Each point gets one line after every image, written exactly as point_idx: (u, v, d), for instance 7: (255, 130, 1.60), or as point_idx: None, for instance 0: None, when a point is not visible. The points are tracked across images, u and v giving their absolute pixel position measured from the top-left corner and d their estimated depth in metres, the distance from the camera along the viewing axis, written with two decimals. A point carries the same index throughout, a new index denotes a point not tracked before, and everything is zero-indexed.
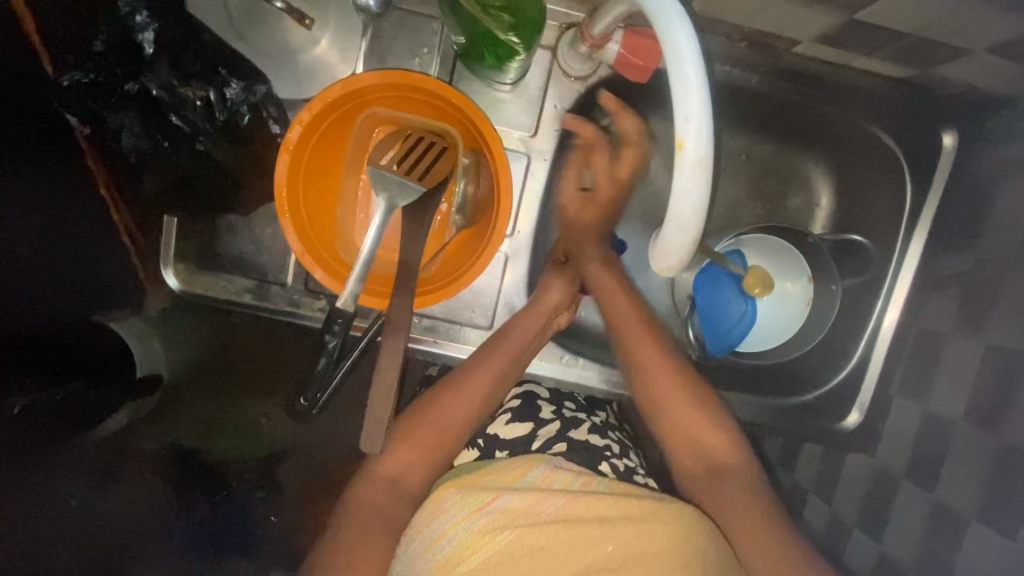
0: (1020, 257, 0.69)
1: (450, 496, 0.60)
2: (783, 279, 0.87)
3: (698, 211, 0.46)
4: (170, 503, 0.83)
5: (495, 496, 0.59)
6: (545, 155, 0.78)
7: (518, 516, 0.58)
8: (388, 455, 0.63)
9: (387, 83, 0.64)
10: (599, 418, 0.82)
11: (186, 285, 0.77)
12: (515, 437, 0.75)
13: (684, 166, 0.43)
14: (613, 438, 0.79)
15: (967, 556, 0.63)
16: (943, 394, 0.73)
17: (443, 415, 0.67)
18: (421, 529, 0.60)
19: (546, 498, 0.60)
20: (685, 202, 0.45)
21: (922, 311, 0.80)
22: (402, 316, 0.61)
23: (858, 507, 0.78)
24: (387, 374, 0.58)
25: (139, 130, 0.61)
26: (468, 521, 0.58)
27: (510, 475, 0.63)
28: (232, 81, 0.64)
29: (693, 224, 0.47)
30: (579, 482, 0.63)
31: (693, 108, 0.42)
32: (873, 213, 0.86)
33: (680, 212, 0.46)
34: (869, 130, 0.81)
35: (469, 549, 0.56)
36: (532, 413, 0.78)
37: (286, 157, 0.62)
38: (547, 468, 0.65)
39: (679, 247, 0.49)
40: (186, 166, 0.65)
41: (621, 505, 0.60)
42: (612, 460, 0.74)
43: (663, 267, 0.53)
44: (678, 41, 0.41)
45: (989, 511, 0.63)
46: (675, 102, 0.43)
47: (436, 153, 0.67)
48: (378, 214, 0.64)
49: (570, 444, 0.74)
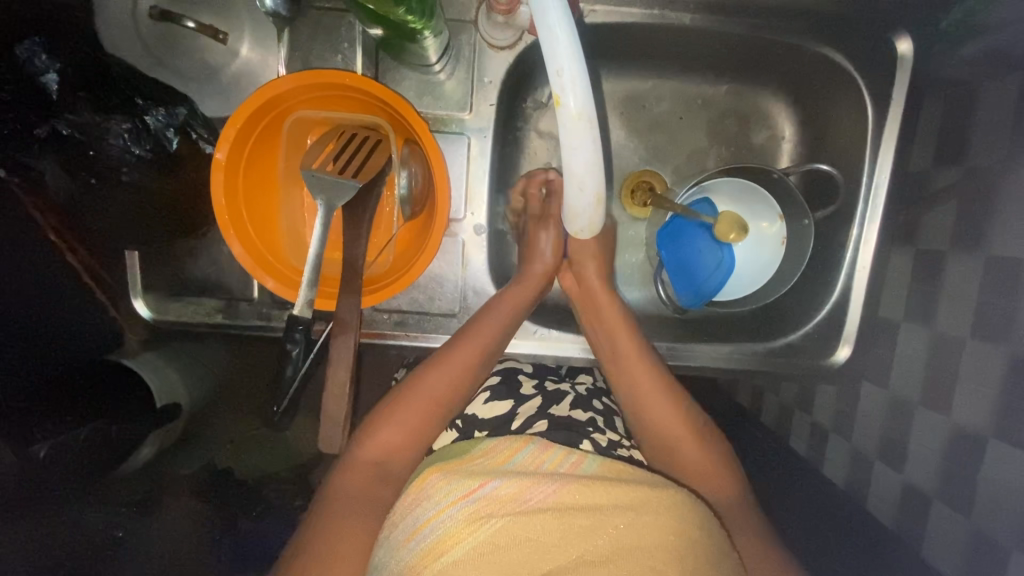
0: (1014, 152, 0.62)
1: (434, 481, 0.54)
2: (757, 220, 0.85)
3: (589, 165, 0.51)
4: (211, 522, 0.84)
5: (483, 482, 0.52)
6: (485, 131, 0.76)
7: (505, 503, 0.51)
8: (370, 440, 0.60)
9: (304, 85, 0.64)
10: (582, 388, 0.77)
11: (159, 313, 0.78)
12: (493, 417, 0.70)
13: (565, 121, 0.47)
14: (597, 409, 0.74)
15: (988, 477, 0.59)
16: (949, 312, 0.67)
17: (426, 394, 0.64)
18: (403, 516, 0.54)
19: (534, 484, 0.52)
20: (576, 156, 0.50)
21: (909, 230, 0.76)
22: (352, 314, 0.63)
23: (879, 439, 0.74)
24: (339, 373, 0.63)
25: (63, 171, 0.67)
26: (454, 508, 0.51)
27: (498, 459, 0.57)
28: (150, 107, 0.68)
29: (590, 182, 0.52)
30: (569, 463, 0.57)
31: (563, 61, 0.46)
32: (838, 139, 0.83)
33: (574, 169, 0.51)
34: (819, 51, 0.78)
35: (453, 537, 0.49)
36: (511, 390, 0.73)
37: (220, 176, 0.62)
38: (539, 446, 0.58)
39: (583, 206, 0.55)
40: (123, 199, 0.71)
41: (615, 490, 0.52)
42: (594, 435, 0.68)
43: (578, 228, 0.58)
44: (548, 9, 0.45)
45: (1004, 425, 0.58)
46: (546, 54, 0.46)
47: (369, 147, 0.67)
48: (319, 218, 0.64)
49: (550, 420, 0.69)
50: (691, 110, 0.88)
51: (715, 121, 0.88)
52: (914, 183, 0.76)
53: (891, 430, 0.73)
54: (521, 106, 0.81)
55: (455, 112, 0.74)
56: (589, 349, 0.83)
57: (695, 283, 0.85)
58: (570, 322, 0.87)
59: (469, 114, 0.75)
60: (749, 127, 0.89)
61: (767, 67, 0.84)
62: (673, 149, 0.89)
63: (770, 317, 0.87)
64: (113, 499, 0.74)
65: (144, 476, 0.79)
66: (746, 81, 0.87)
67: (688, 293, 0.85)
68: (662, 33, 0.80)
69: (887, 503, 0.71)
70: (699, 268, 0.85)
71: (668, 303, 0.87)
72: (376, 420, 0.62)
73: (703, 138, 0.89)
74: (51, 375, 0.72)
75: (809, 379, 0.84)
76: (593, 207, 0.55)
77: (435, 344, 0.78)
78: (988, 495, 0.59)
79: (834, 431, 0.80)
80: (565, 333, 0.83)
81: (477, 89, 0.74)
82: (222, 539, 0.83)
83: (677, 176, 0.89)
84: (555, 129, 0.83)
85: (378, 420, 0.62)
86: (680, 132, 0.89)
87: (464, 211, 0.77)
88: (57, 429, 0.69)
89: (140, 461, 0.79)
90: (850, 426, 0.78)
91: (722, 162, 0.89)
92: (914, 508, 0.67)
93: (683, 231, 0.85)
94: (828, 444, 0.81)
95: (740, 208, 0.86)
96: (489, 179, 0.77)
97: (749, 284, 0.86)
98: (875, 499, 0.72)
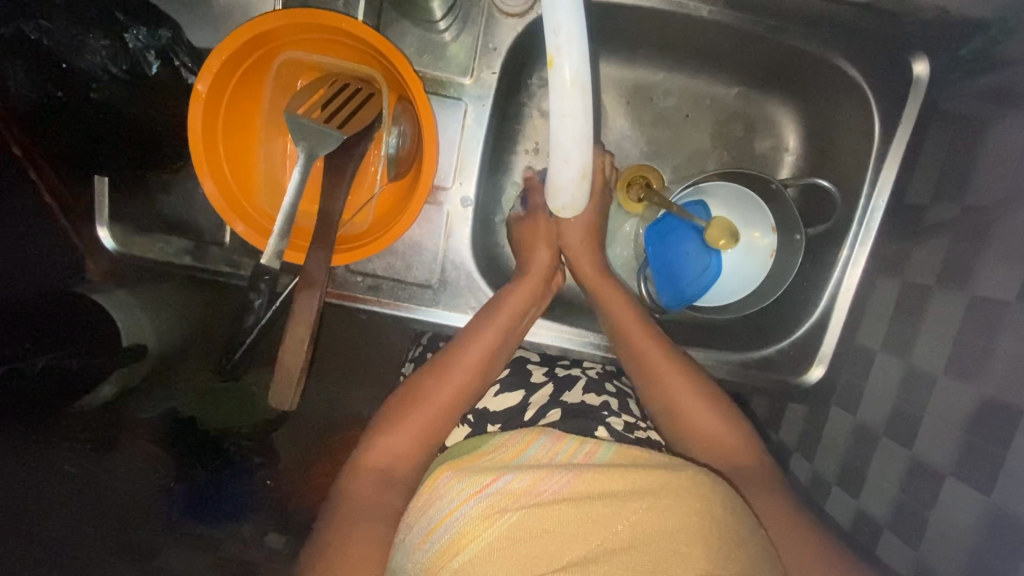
0: (1015, 193, 0.61)
1: (445, 481, 0.52)
2: (749, 229, 0.84)
3: (579, 136, 0.49)
4: (168, 471, 0.87)
5: (495, 477, 0.50)
6: (483, 100, 0.73)
7: (518, 496, 0.48)
8: (375, 446, 0.60)
9: (298, 24, 0.61)
10: (595, 371, 0.74)
11: (124, 247, 0.75)
12: (506, 409, 0.68)
13: (557, 84, 0.45)
14: (610, 392, 0.71)
15: (941, 513, 0.59)
16: (926, 346, 0.67)
17: (430, 397, 0.63)
18: (419, 517, 0.52)
19: (547, 474, 0.50)
20: (565, 125, 0.48)
21: (898, 260, 0.75)
22: (320, 270, 0.60)
23: (839, 463, 0.74)
24: (300, 329, 0.60)
25: (27, 79, 0.64)
26: (467, 504, 0.49)
27: (510, 452, 0.54)
28: (131, 25, 0.65)
29: (576, 155, 0.50)
30: (584, 453, 0.53)
31: (561, 20, 0.44)
32: (841, 158, 0.82)
33: (562, 141, 0.49)
34: (835, 62, 0.76)
35: (468, 535, 0.47)
36: (521, 379, 0.71)
37: (199, 109, 0.59)
38: (551, 437, 0.55)
39: (567, 182, 0.53)
40: (91, 120, 0.68)
41: (632, 476, 0.49)
42: (610, 420, 0.65)
43: (560, 207, 0.56)
44: None
45: (965, 464, 0.58)
46: (546, 13, 0.44)
47: (359, 99, 0.64)
48: (298, 165, 0.61)
49: (563, 409, 0.66)
50: (698, 109, 0.87)
51: (720, 123, 0.87)
52: (909, 212, 0.75)
53: (853, 456, 0.72)
54: (525, 81, 0.79)
55: (455, 76, 0.72)
56: (563, 339, 0.82)
57: (679, 285, 0.84)
58: (553, 311, 0.85)
59: (469, 80, 0.72)
60: (753, 134, 0.87)
61: (779, 75, 0.82)
62: (675, 147, 0.87)
63: (752, 329, 0.85)
64: (73, 435, 0.75)
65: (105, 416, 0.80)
66: (757, 87, 0.85)
67: (671, 295, 0.83)
68: (678, 23, 0.77)
69: (839, 528, 0.71)
70: (684, 269, 0.84)
71: (647, 301, 0.85)
72: (384, 424, 0.62)
73: (707, 139, 0.87)
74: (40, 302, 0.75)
75: (779, 396, 0.84)
76: (576, 184, 0.53)
77: (409, 314, 0.76)
78: (937, 532, 0.58)
79: (797, 450, 0.81)
80: (540, 318, 0.81)
81: (480, 55, 0.71)
82: (175, 485, 0.86)
83: (676, 175, 0.87)
84: None
85: (386, 426, 0.61)
86: (683, 130, 0.87)
87: (451, 180, 0.74)
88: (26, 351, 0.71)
89: (100, 398, 0.76)
90: (814, 447, 0.79)
91: (722, 166, 0.87)
92: (865, 535, 0.67)
93: (675, 231, 0.84)
94: (791, 463, 0.82)
95: (732, 215, 0.84)
96: (482, 150, 0.74)
97: (733, 294, 0.85)
98: (828, 521, 0.72)
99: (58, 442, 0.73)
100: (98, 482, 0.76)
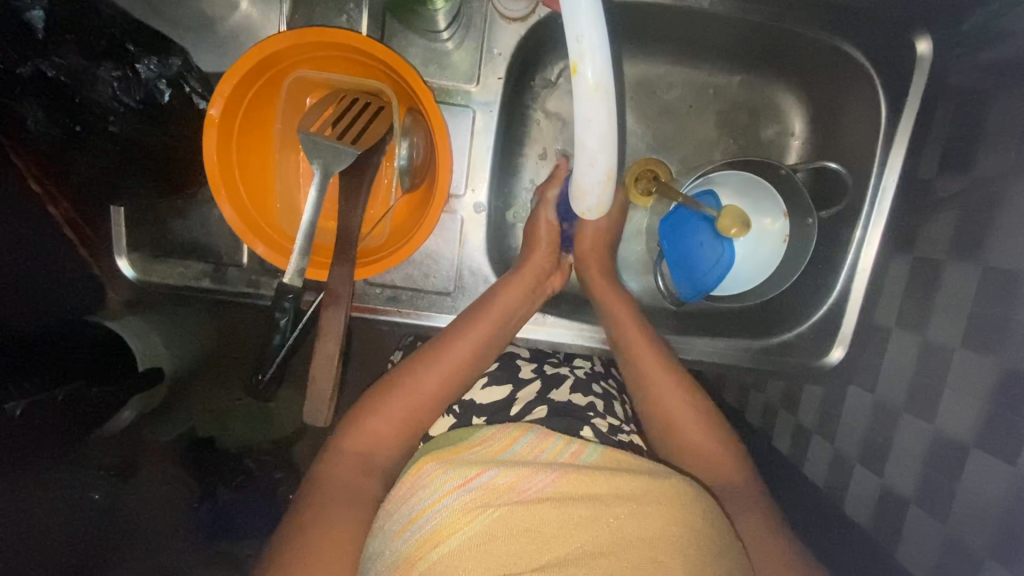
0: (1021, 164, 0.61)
1: (430, 471, 0.51)
2: (760, 216, 0.84)
3: (603, 140, 0.49)
4: (190, 489, 0.89)
5: (480, 471, 0.49)
6: (491, 106, 0.73)
7: (503, 493, 0.48)
8: (355, 430, 0.59)
9: (305, 43, 0.61)
10: (583, 371, 0.75)
11: (144, 274, 0.76)
12: (491, 403, 0.68)
13: (580, 90, 0.46)
14: (597, 393, 0.71)
15: (966, 485, 0.59)
16: (942, 321, 0.67)
17: (414, 384, 0.63)
18: (400, 505, 0.51)
19: (532, 472, 0.49)
20: (590, 130, 0.49)
21: (909, 238, 0.75)
22: (343, 286, 0.61)
23: (859, 442, 0.74)
24: (328, 345, 0.61)
25: (46, 117, 0.64)
26: (449, 498, 0.48)
27: (495, 447, 0.54)
28: (142, 56, 0.66)
29: (603, 160, 0.51)
30: (570, 453, 0.53)
31: (585, 29, 0.45)
32: (850, 138, 0.82)
33: (587, 144, 0.49)
34: (836, 44, 0.76)
35: (449, 529, 0.46)
36: (510, 374, 0.72)
37: (214, 133, 0.60)
38: (539, 434, 0.55)
39: (592, 185, 0.53)
40: (108, 150, 0.68)
41: (616, 479, 0.49)
42: (595, 420, 0.65)
43: (585, 209, 0.56)
44: None
45: (987, 435, 0.58)
46: (567, 23, 0.45)
47: (370, 114, 0.65)
48: (314, 184, 0.62)
49: (550, 407, 0.66)
50: (702, 100, 0.87)
51: (725, 112, 0.87)
52: (918, 189, 0.75)
53: (873, 435, 0.72)
54: (529, 83, 0.79)
55: (461, 84, 0.72)
56: (581, 337, 0.82)
57: (694, 276, 0.84)
58: (569, 308, 0.85)
59: (475, 87, 0.72)
60: (758, 121, 0.87)
61: (781, 60, 0.83)
62: (680, 139, 0.87)
63: (766, 315, 0.87)
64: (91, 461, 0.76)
65: (122, 439, 0.81)
66: (759, 74, 0.86)
67: (687, 286, 0.84)
68: (677, 17, 0.78)
69: (863, 506, 0.71)
70: (699, 262, 0.84)
71: (664, 294, 0.86)
72: (363, 409, 0.62)
73: (712, 130, 0.87)
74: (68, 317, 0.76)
75: (798, 378, 0.84)
76: (603, 185, 0.53)
77: (427, 322, 0.76)
78: (963, 504, 0.58)
79: (816, 432, 0.81)
80: (559, 319, 0.82)
81: (485, 61, 0.72)
82: (200, 505, 0.88)
83: (682, 166, 0.88)
84: (564, 108, 0.81)
85: (367, 410, 0.61)
86: (688, 122, 0.87)
87: (465, 188, 0.75)
88: (39, 388, 0.67)
89: (120, 424, 0.79)
90: (832, 427, 0.79)
91: (728, 155, 0.88)
92: (890, 512, 0.67)
93: (685, 224, 0.84)
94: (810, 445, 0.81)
95: (743, 203, 0.85)
96: (493, 154, 0.74)
97: (751, 281, 0.85)
98: (852, 499, 0.73)
99: (80, 473, 0.73)
100: (109, 510, 0.77)
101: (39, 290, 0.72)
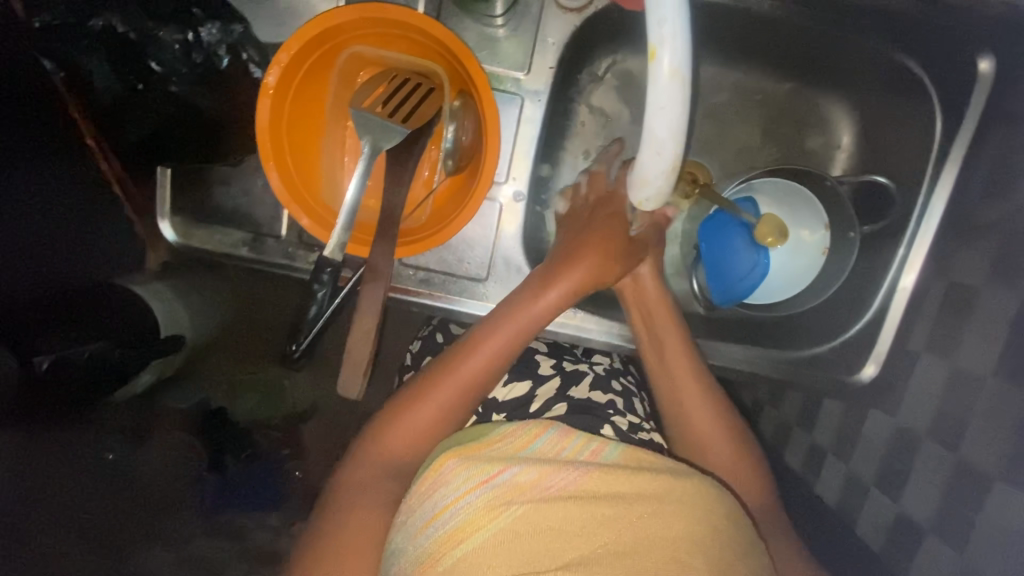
0: None
1: (451, 467, 0.51)
2: (798, 227, 0.83)
3: (673, 128, 0.49)
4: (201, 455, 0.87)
5: (502, 468, 0.49)
6: (539, 95, 0.73)
7: (525, 489, 0.48)
8: (394, 426, 0.58)
9: (365, 19, 0.62)
10: (602, 367, 0.74)
11: (184, 238, 0.77)
12: (512, 399, 0.69)
13: (658, 76, 0.46)
14: (616, 390, 0.71)
15: (989, 517, 0.57)
16: (974, 348, 0.65)
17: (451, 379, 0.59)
18: (421, 503, 0.51)
19: (553, 470, 0.49)
20: (661, 117, 0.48)
21: (947, 261, 0.74)
22: (383, 263, 0.61)
23: (876, 464, 0.72)
24: (365, 320, 0.61)
25: (110, 71, 0.65)
26: (471, 495, 0.48)
27: (516, 443, 0.53)
28: (205, 20, 0.67)
29: (670, 148, 0.50)
30: (590, 451, 0.53)
31: (667, 12, 0.45)
32: (898, 154, 0.81)
33: (656, 131, 0.49)
34: (897, 58, 0.75)
35: (471, 526, 0.46)
36: (530, 368, 0.71)
37: (268, 101, 0.61)
38: (559, 431, 0.55)
39: (656, 175, 0.53)
40: (162, 109, 0.70)
41: (637, 478, 0.49)
42: (614, 418, 0.66)
43: (642, 199, 0.56)
44: None
45: (1015, 470, 0.56)
46: (651, 8, 0.45)
47: (421, 93, 0.65)
48: (362, 160, 0.62)
49: (569, 404, 0.66)
50: (748, 106, 0.86)
51: (771, 120, 0.86)
52: (965, 212, 0.73)
53: (892, 458, 0.71)
54: (576, 76, 0.79)
55: (512, 71, 0.72)
56: (610, 334, 0.80)
57: (727, 281, 0.82)
58: None
59: (526, 75, 0.72)
60: (805, 130, 0.87)
61: (834, 71, 0.82)
62: (722, 143, 0.87)
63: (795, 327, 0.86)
64: (105, 424, 0.70)
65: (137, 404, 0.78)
66: (809, 83, 0.85)
67: (719, 291, 0.83)
68: (733, 19, 0.77)
69: (876, 530, 0.69)
70: (733, 267, 0.82)
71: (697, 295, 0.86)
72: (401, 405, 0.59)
73: (756, 136, 0.87)
74: (98, 281, 0.76)
75: (816, 393, 0.83)
76: (665, 175, 0.53)
77: (457, 308, 0.76)
78: (983, 537, 0.57)
79: (831, 451, 0.79)
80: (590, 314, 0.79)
81: (538, 49, 0.72)
82: (206, 475, 0.86)
83: (722, 171, 0.87)
84: (608, 104, 0.81)
85: (405, 406, 0.58)
86: (733, 127, 0.87)
87: (506, 175, 0.75)
88: (63, 343, 0.66)
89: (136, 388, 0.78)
90: (849, 447, 0.77)
91: (770, 163, 0.87)
92: (904, 537, 0.65)
93: (722, 228, 0.83)
94: (824, 464, 0.79)
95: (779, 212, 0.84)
96: (538, 143, 0.74)
97: (778, 291, 0.84)
98: (864, 523, 0.70)
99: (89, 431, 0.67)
100: (124, 476, 0.70)
101: (72, 246, 0.72)
